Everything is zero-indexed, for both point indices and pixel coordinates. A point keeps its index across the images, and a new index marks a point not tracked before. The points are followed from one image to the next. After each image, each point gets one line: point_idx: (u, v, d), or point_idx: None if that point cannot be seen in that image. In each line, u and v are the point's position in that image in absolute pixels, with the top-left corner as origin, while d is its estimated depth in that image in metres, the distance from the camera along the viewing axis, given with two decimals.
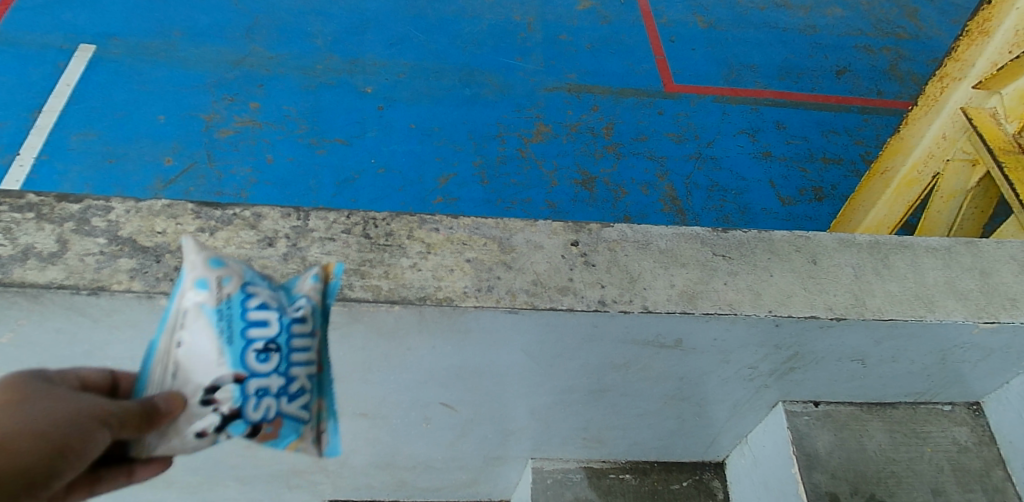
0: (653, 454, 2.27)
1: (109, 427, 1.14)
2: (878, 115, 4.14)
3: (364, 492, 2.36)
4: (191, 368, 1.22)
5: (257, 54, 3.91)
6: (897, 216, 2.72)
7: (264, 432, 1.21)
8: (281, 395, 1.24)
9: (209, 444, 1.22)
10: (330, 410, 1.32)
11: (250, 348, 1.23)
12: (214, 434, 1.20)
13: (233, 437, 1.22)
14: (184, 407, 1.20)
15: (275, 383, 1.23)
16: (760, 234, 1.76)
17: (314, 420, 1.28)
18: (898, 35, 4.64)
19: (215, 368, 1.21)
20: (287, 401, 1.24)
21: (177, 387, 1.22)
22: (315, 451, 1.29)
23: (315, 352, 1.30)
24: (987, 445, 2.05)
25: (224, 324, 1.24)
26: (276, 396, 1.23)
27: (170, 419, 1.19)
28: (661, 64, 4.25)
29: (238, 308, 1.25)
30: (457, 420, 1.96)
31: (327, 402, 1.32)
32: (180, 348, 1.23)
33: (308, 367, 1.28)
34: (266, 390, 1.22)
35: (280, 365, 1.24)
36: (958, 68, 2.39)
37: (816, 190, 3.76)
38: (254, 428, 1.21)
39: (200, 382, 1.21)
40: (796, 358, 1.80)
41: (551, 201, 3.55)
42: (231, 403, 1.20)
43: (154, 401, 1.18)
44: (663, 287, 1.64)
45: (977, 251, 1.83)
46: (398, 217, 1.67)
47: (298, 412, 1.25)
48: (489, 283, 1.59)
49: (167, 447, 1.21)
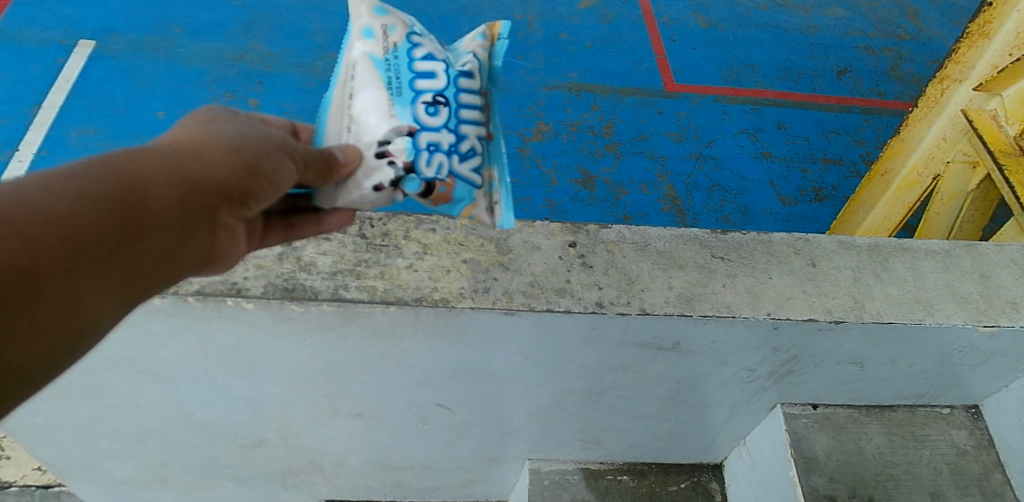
0: (651, 456, 2.26)
1: (294, 161, 1.24)
2: (878, 116, 4.13)
3: (361, 492, 2.35)
4: (363, 122, 1.35)
5: (256, 52, 3.90)
6: (897, 218, 2.70)
7: (437, 198, 1.36)
8: (452, 156, 1.36)
9: (387, 199, 1.37)
10: (495, 172, 1.45)
11: (421, 101, 1.35)
12: (392, 192, 1.35)
13: (410, 195, 1.36)
14: (360, 161, 1.33)
15: (447, 140, 1.36)
16: (759, 237, 1.76)
17: (482, 183, 1.42)
18: (899, 35, 4.63)
19: (384, 122, 1.34)
20: (457, 161, 1.37)
21: (352, 140, 1.35)
22: (483, 215, 1.43)
23: (481, 113, 1.41)
24: (986, 448, 2.04)
25: (392, 74, 1.37)
26: (449, 156, 1.36)
27: (348, 171, 1.32)
28: (662, 63, 4.23)
29: (404, 58, 1.39)
30: (454, 420, 1.95)
31: (492, 165, 1.45)
32: (354, 101, 1.37)
33: (475, 126, 1.39)
34: (438, 144, 1.35)
35: (449, 119, 1.36)
36: (959, 70, 2.38)
37: (816, 190, 3.75)
38: (429, 189, 1.35)
39: (370, 137, 1.34)
40: (795, 361, 1.79)
41: (550, 200, 3.54)
42: (405, 157, 1.34)
43: (330, 152, 1.31)
44: (660, 289, 1.63)
45: (977, 254, 1.83)
46: (394, 217, 1.69)
47: (468, 171, 1.38)
48: (486, 284, 1.59)
49: (350, 198, 1.35)
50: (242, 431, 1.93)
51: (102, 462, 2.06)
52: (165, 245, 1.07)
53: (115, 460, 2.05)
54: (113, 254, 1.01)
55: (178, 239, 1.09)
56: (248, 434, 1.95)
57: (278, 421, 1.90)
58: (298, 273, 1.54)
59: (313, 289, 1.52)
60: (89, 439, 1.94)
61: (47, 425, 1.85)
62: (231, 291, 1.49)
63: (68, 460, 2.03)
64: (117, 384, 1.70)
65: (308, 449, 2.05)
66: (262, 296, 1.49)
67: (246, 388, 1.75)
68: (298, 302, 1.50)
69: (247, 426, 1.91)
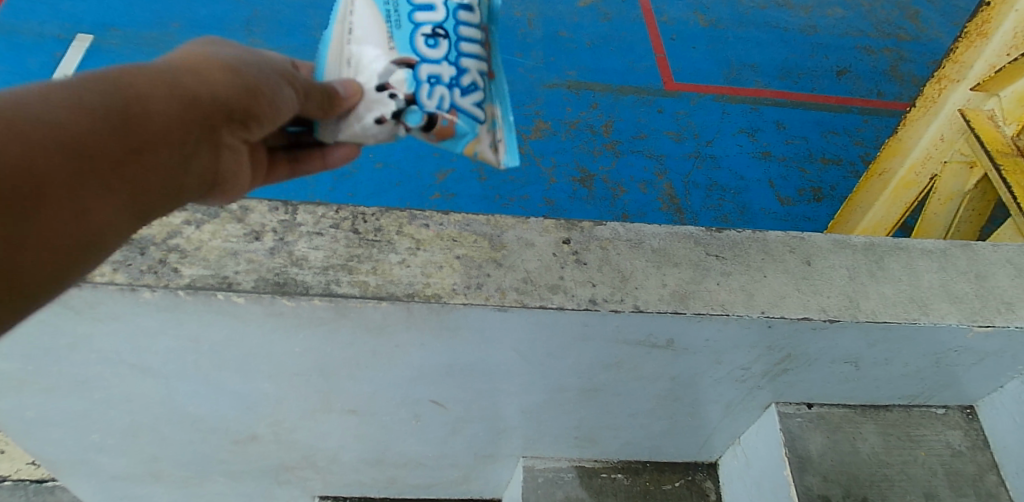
0: (646, 454, 2.26)
1: (293, 89, 1.31)
2: (878, 116, 4.12)
3: (355, 488, 2.35)
4: (363, 56, 1.41)
5: (255, 47, 3.88)
6: (894, 217, 2.69)
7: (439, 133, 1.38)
8: (454, 90, 1.39)
9: (389, 133, 1.41)
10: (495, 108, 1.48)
11: (420, 33, 1.38)
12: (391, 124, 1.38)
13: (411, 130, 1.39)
14: (361, 95, 1.38)
15: (448, 73, 1.38)
16: (754, 235, 1.75)
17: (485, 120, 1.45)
18: (899, 36, 4.61)
19: (383, 56, 1.39)
20: (459, 95, 1.39)
21: (352, 75, 1.41)
22: (486, 152, 1.46)
23: (480, 49, 1.44)
24: (981, 449, 2.04)
25: (391, 8, 1.41)
26: (450, 89, 1.38)
27: (348, 104, 1.38)
28: (662, 62, 4.22)
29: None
30: (448, 417, 1.94)
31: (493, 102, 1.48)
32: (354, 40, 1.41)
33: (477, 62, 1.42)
34: (438, 77, 1.37)
35: (449, 52, 1.39)
36: (957, 69, 2.37)
37: (815, 190, 3.75)
38: (431, 124, 1.37)
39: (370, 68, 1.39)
40: (789, 360, 1.78)
41: (548, 198, 3.53)
42: (407, 90, 1.37)
43: (331, 86, 1.36)
44: (654, 287, 1.63)
45: (973, 254, 1.82)
46: (387, 212, 1.67)
47: (469, 106, 1.40)
48: (479, 280, 1.58)
49: (353, 132, 1.41)
50: (234, 426, 1.92)
51: (94, 456, 2.05)
52: (168, 162, 1.13)
53: (107, 454, 2.05)
54: (123, 162, 1.07)
55: (182, 155, 1.15)
56: (241, 430, 1.94)
57: (270, 416, 1.89)
58: (289, 267, 1.53)
59: (304, 284, 1.51)
60: (81, 434, 1.93)
61: (39, 419, 1.84)
62: (221, 286, 1.48)
63: (60, 454, 2.03)
64: (108, 378, 1.69)
65: (301, 445, 2.04)
66: (253, 290, 1.48)
67: (238, 383, 1.74)
68: (289, 297, 1.49)
69: (240, 421, 1.90)
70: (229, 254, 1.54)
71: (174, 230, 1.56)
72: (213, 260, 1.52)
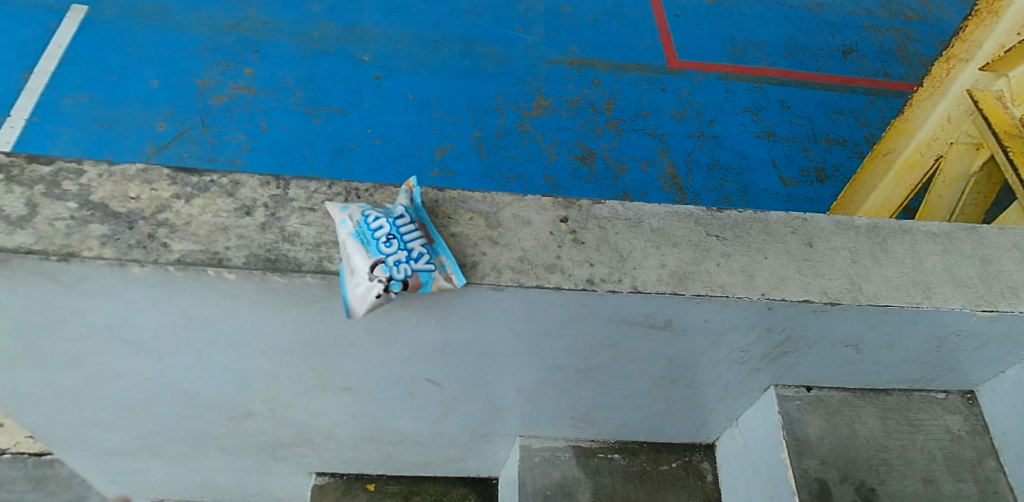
0: (643, 434, 2.24)
1: None
2: (883, 97, 4.06)
3: (351, 465, 2.34)
4: None
5: (252, 20, 3.80)
6: (898, 199, 2.65)
7: (409, 281, 1.45)
8: (391, 217, 1.50)
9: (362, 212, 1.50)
10: (436, 234, 1.56)
11: None
12: (380, 298, 1.44)
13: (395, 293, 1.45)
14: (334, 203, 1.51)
15: (380, 210, 1.51)
16: (755, 215, 1.70)
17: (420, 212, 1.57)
18: (908, 15, 4.52)
19: (360, 265, 1.45)
20: (396, 220, 1.50)
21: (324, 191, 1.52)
22: (448, 284, 1.49)
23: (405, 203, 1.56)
24: (980, 434, 2.02)
25: None
26: (407, 256, 1.46)
27: None
28: (665, 39, 4.15)
29: None
30: (443, 396, 1.92)
31: (430, 226, 1.56)
32: None
33: (403, 193, 1.58)
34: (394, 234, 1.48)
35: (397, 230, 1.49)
36: (966, 48, 2.32)
37: (818, 171, 3.70)
38: (403, 282, 1.44)
39: (355, 293, 1.45)
40: (789, 342, 1.76)
41: (548, 176, 3.49)
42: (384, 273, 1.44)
43: None
44: (653, 267, 1.60)
45: (978, 237, 1.78)
46: (381, 188, 1.63)
47: (417, 244, 1.48)
48: (474, 259, 1.55)
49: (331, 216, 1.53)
50: (228, 402, 1.90)
51: (89, 431, 2.03)
52: None
53: (102, 429, 2.03)
54: None
55: None
56: (235, 406, 1.92)
57: (265, 393, 1.87)
58: (281, 244, 1.50)
59: (296, 261, 1.48)
60: (74, 409, 1.91)
61: (31, 394, 1.83)
62: (212, 261, 1.45)
63: (54, 429, 2.01)
64: (99, 353, 1.67)
65: (296, 422, 2.03)
66: (244, 267, 1.46)
67: (232, 360, 1.72)
68: (281, 274, 1.46)
69: (234, 398, 1.88)
70: (219, 229, 1.50)
71: (163, 204, 1.52)
72: (203, 235, 1.49)
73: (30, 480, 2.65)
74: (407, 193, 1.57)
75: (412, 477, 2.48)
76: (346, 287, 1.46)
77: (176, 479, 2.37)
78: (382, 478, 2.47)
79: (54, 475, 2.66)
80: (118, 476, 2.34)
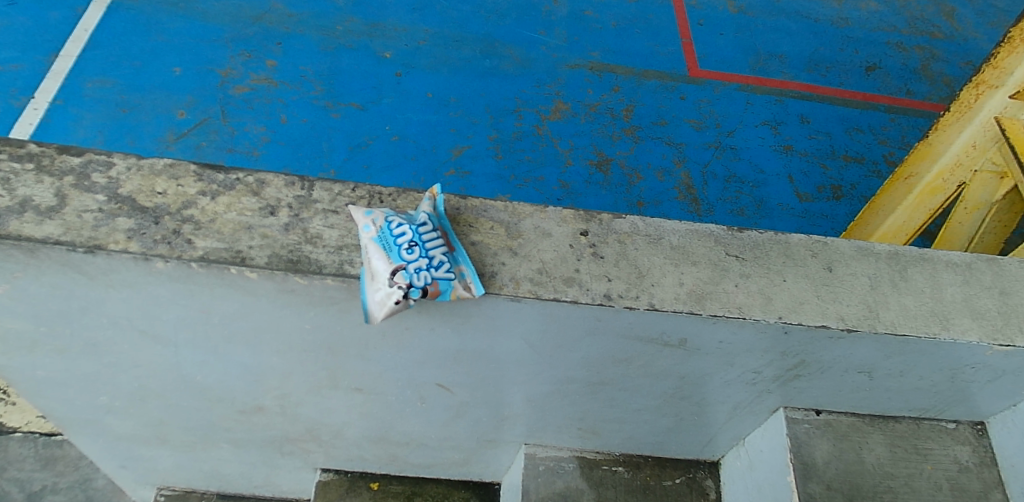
0: (648, 449, 2.24)
1: None
2: (905, 115, 4.04)
3: (356, 463, 2.35)
4: None
5: (276, 11, 3.82)
6: (916, 223, 2.62)
7: (429, 289, 1.46)
8: (413, 224, 1.51)
9: (382, 215, 1.52)
10: (457, 242, 1.56)
11: None
12: (399, 304, 1.44)
13: (414, 300, 1.46)
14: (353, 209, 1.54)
15: (403, 217, 1.53)
16: (776, 236, 1.70)
17: (441, 217, 1.58)
18: (932, 34, 4.48)
19: (381, 270, 1.47)
20: (418, 227, 1.51)
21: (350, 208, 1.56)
22: (467, 293, 1.49)
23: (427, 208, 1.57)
24: (988, 466, 2.01)
25: None
26: (428, 264, 1.47)
27: None
28: (687, 48, 4.13)
29: None
30: (452, 401, 1.93)
31: (451, 234, 1.57)
32: None
33: (426, 202, 1.58)
34: (416, 240, 1.49)
35: (418, 235, 1.50)
36: (997, 75, 2.30)
37: (835, 188, 3.69)
38: (423, 290, 1.45)
39: (373, 298, 1.46)
40: (802, 366, 1.76)
41: (564, 180, 3.49)
42: (404, 279, 1.45)
43: None
44: (671, 285, 1.60)
45: (999, 269, 1.77)
46: (404, 193, 1.64)
47: (438, 253, 1.49)
48: (493, 269, 1.55)
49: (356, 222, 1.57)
50: (240, 396, 1.91)
51: (102, 417, 2.05)
52: None
53: (115, 416, 2.04)
54: None
55: None
56: (247, 401, 1.93)
57: (277, 390, 1.88)
58: (304, 245, 1.51)
59: (317, 263, 1.49)
60: (90, 395, 1.92)
61: (48, 379, 1.84)
62: (235, 260, 1.47)
63: (68, 413, 2.03)
64: (118, 343, 1.69)
65: (305, 419, 2.04)
66: (266, 267, 1.47)
67: (247, 355, 1.73)
68: (303, 275, 1.47)
69: (247, 393, 1.89)
70: (243, 228, 1.52)
71: (188, 201, 1.53)
72: (227, 234, 1.51)
73: (39, 459, 2.67)
74: (431, 200, 1.58)
75: (415, 479, 2.49)
76: (366, 291, 1.47)
77: (184, 468, 2.39)
78: (386, 477, 2.47)
79: (63, 456, 2.70)
80: (126, 462, 2.35)
